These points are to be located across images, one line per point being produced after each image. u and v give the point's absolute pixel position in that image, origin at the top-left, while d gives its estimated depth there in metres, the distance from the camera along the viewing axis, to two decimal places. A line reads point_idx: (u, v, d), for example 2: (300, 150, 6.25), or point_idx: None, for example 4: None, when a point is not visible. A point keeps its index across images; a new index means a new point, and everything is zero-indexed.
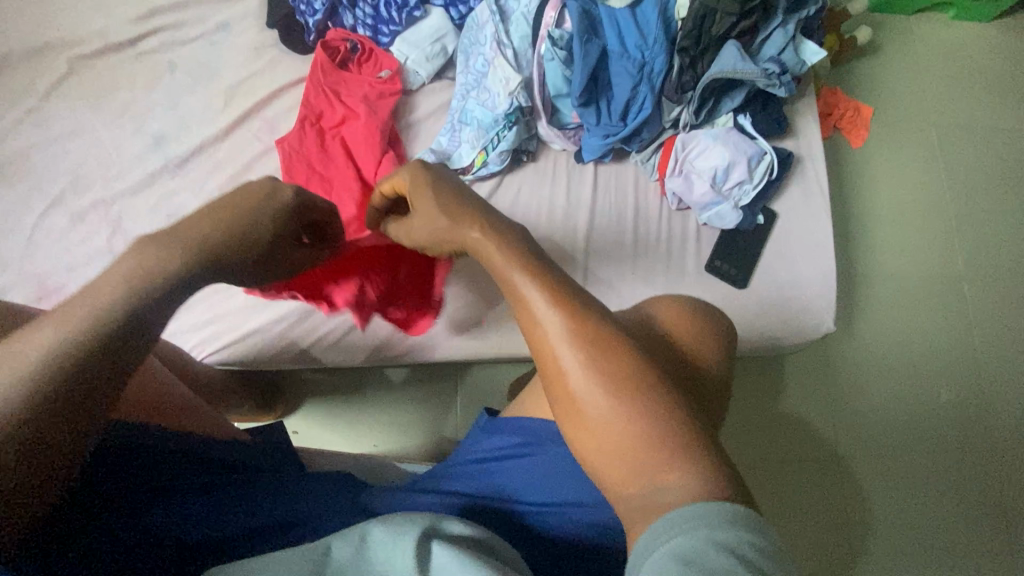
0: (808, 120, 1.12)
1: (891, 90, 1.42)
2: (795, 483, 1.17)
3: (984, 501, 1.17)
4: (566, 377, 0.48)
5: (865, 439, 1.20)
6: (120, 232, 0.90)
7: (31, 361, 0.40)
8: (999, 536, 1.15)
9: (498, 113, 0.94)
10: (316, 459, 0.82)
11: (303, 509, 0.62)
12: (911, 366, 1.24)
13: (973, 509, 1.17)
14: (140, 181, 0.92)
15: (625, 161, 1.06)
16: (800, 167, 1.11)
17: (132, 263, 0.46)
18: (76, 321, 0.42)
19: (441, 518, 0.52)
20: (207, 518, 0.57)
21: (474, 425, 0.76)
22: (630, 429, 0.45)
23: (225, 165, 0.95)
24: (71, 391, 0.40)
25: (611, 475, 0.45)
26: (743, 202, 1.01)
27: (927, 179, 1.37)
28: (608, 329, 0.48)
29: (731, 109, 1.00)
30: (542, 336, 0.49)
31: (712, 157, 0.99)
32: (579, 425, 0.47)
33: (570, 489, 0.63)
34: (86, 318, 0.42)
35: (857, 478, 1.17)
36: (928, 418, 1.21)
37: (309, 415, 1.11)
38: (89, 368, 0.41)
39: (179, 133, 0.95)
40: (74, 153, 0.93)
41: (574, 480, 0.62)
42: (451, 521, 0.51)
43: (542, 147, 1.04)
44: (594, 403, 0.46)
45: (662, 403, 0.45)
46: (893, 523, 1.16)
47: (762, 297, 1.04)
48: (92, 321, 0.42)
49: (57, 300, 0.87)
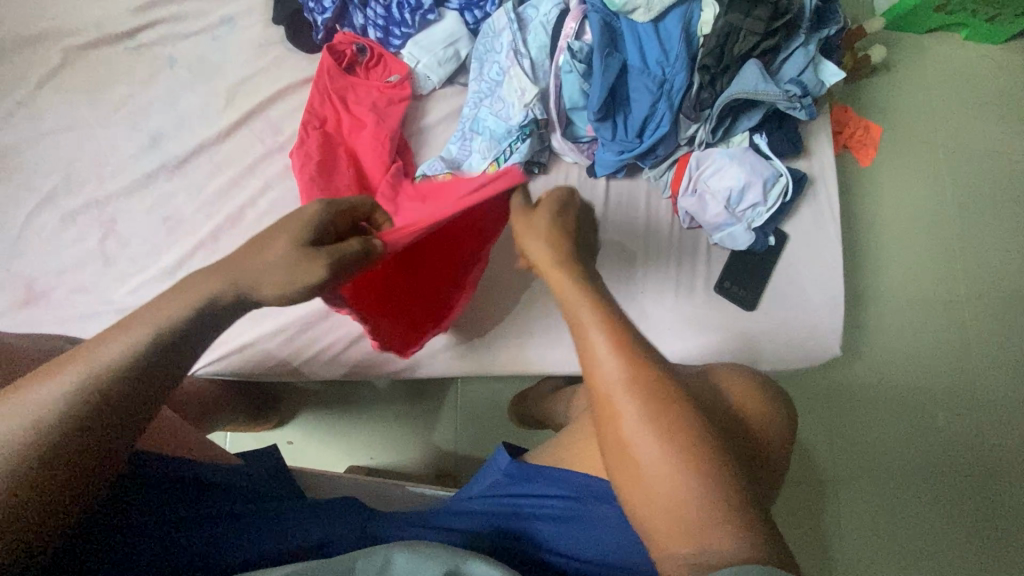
0: (823, 141, 1.11)
1: (902, 109, 1.41)
2: (800, 501, 1.19)
3: (981, 528, 1.17)
4: (623, 432, 0.51)
5: (862, 461, 1.21)
6: (114, 235, 0.86)
7: (101, 366, 0.46)
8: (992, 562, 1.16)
9: (512, 124, 0.91)
10: (314, 478, 0.80)
11: (321, 532, 0.63)
12: (912, 389, 1.24)
13: (968, 535, 1.17)
14: (136, 182, 0.88)
15: (637, 177, 1.04)
16: (813, 189, 1.09)
17: (174, 297, 0.51)
18: (135, 334, 0.48)
19: (464, 557, 0.53)
20: (238, 543, 0.59)
21: (490, 459, 0.74)
22: (683, 490, 0.48)
23: (225, 167, 0.91)
24: (129, 397, 0.47)
25: (663, 532, 0.48)
26: (756, 224, 0.99)
27: (933, 202, 1.37)
28: (667, 390, 0.52)
29: (747, 129, 0.99)
30: (605, 386, 0.53)
31: (727, 178, 0.97)
32: (632, 480, 0.50)
33: (604, 543, 0.63)
34: (145, 333, 0.48)
35: (853, 499, 1.19)
36: (926, 442, 1.22)
37: (306, 425, 1.08)
38: (145, 375, 0.48)
39: (177, 132, 0.91)
40: (66, 149, 0.88)
41: (610, 535, 0.63)
42: (473, 563, 0.53)
43: (554, 159, 1.01)
44: (650, 461, 0.49)
45: (715, 468, 0.49)
46: (886, 545, 1.16)
47: (770, 319, 1.03)
48: (149, 336, 0.48)
49: (46, 305, 0.83)
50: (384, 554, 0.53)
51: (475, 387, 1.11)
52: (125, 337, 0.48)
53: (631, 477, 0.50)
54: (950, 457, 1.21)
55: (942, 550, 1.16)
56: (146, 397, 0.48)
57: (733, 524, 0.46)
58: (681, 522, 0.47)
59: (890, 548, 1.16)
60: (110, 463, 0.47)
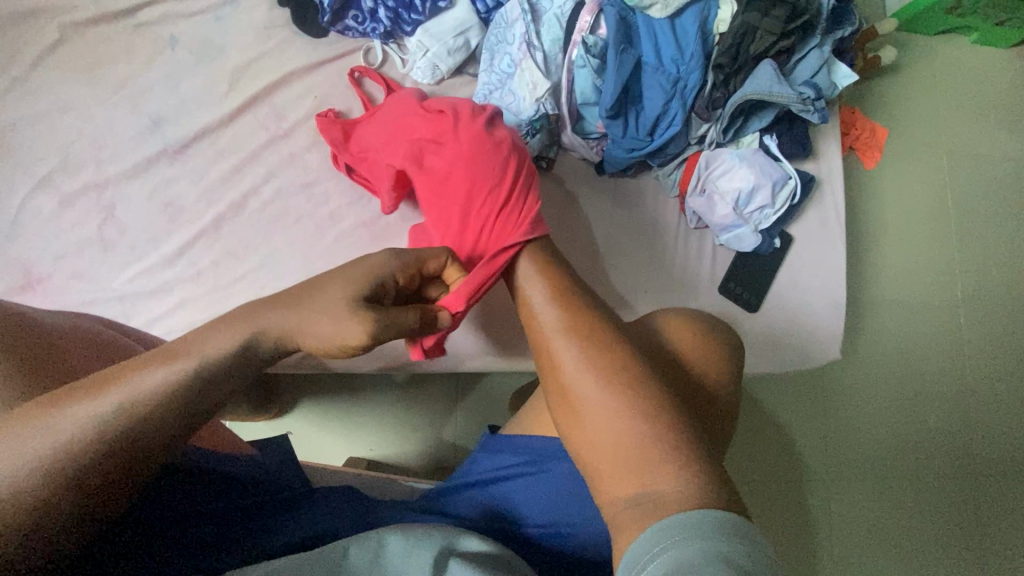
0: (831, 143, 1.10)
1: (909, 112, 1.41)
2: (772, 489, 1.21)
3: (964, 529, 1.20)
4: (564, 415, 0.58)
5: (849, 459, 1.23)
6: (113, 220, 0.85)
7: (149, 393, 0.46)
8: (975, 561, 1.19)
9: (521, 118, 0.90)
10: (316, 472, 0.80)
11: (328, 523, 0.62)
12: (902, 390, 1.26)
13: (952, 534, 1.20)
14: (136, 166, 0.86)
15: (645, 175, 1.03)
16: (820, 191, 1.09)
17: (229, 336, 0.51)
18: (181, 361, 0.48)
19: (457, 535, 0.54)
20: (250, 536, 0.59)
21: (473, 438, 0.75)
22: (623, 440, 0.55)
23: (228, 154, 0.89)
24: (172, 419, 0.47)
25: (614, 483, 0.54)
26: (762, 225, 0.99)
27: (936, 206, 1.37)
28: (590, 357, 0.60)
29: (757, 130, 0.98)
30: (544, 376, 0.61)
31: (736, 179, 0.97)
32: (583, 447, 0.57)
33: (569, 509, 0.65)
34: (191, 359, 0.49)
35: (831, 492, 1.21)
36: (912, 442, 1.24)
37: (305, 415, 1.07)
38: (191, 401, 0.48)
39: (179, 116, 0.89)
40: (63, 131, 0.86)
41: (576, 500, 0.65)
42: (466, 538, 0.54)
43: (562, 154, 1.00)
44: (589, 428, 0.56)
45: (644, 412, 0.55)
46: (871, 542, 1.19)
47: (772, 321, 1.03)
48: (196, 363, 0.49)
49: (44, 291, 0.82)
50: (377, 537, 0.52)
51: (476, 381, 1.10)
52: (179, 365, 0.48)
53: (574, 424, 0.58)
54: (938, 460, 1.23)
55: (926, 550, 1.19)
56: (186, 424, 0.48)
57: (659, 458, 0.52)
58: (615, 460, 0.54)
59: (875, 547, 1.19)
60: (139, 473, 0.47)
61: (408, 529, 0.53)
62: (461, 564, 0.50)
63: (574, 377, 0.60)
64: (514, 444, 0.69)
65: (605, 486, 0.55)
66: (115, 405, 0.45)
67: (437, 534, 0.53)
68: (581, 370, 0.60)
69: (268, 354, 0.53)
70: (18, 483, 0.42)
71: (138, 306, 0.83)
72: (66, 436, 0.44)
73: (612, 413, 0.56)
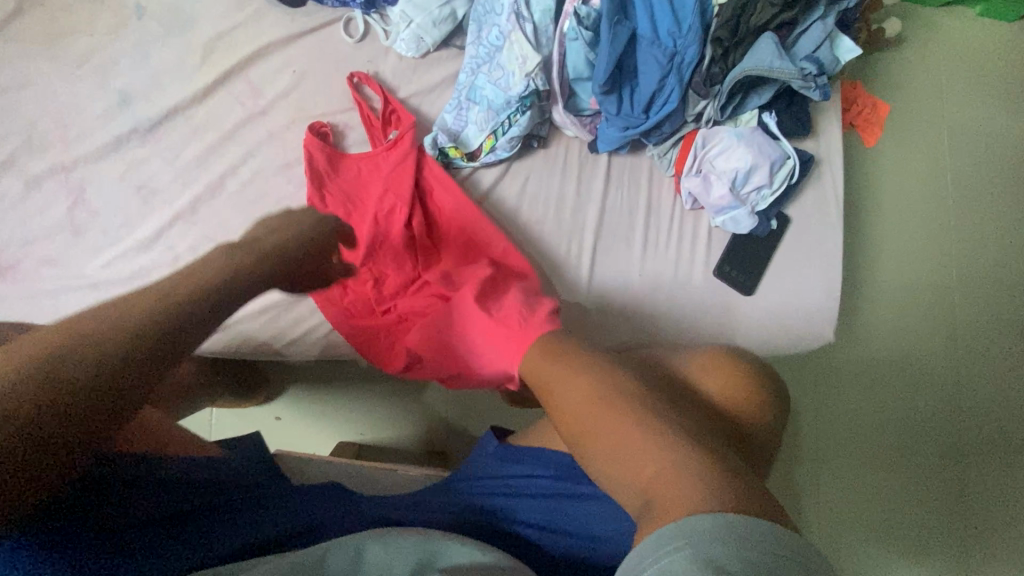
0: (831, 121, 1.07)
1: (911, 87, 1.37)
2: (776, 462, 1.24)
3: (957, 511, 1.20)
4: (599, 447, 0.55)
5: (841, 440, 1.24)
6: (83, 203, 0.81)
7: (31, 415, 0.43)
8: (968, 541, 1.19)
9: (511, 94, 0.86)
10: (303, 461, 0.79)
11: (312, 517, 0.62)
12: (896, 372, 1.26)
13: (944, 515, 1.20)
14: (104, 145, 0.82)
15: (641, 154, 0.99)
16: (818, 170, 1.06)
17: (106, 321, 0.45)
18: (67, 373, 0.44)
19: (437, 543, 0.54)
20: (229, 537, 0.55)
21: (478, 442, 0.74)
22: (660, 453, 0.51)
23: (203, 132, 0.85)
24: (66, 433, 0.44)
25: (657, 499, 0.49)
26: (759, 206, 0.96)
27: (935, 184, 1.35)
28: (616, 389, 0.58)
29: (757, 107, 0.94)
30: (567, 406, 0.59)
31: (733, 158, 0.94)
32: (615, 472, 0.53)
33: (597, 522, 0.64)
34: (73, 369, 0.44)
35: (823, 469, 1.24)
36: (906, 424, 1.25)
37: (294, 401, 1.06)
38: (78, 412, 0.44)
39: (148, 91, 0.84)
40: (25, 108, 0.81)
41: (603, 512, 0.63)
42: (447, 548, 0.54)
43: (554, 132, 0.96)
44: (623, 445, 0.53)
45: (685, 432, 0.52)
46: (862, 524, 1.21)
47: (766, 304, 1.02)
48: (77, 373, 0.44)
49: (13, 277, 0.79)
50: (355, 546, 0.52)
51: None
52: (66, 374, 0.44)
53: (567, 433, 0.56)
54: (928, 443, 1.23)
55: (911, 530, 1.20)
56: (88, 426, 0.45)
57: (652, 441, 0.49)
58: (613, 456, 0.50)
59: (860, 527, 1.21)
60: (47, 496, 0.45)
61: (385, 538, 0.53)
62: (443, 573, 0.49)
63: (561, 391, 0.59)
64: (529, 455, 0.68)
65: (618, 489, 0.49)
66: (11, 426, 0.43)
67: (417, 544, 0.53)
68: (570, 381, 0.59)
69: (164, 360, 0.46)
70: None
71: (113, 293, 0.80)
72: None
73: (603, 412, 0.54)
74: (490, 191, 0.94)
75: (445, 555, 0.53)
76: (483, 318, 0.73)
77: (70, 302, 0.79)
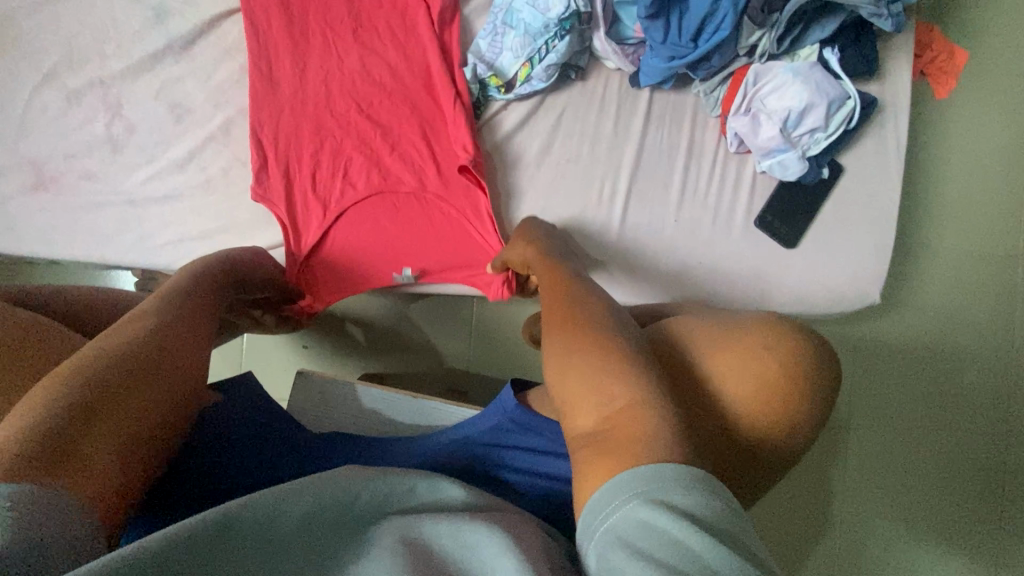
0: (901, 61, 0.97)
1: (997, 34, 1.22)
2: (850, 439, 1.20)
3: (992, 483, 1.18)
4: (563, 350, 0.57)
5: (886, 422, 1.21)
6: (121, 119, 0.81)
7: (127, 333, 0.57)
8: (994, 507, 1.17)
9: (550, 17, 0.82)
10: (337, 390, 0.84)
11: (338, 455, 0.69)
12: (945, 345, 1.21)
13: (977, 480, 1.19)
14: (140, 63, 0.81)
15: (686, 90, 0.93)
16: (881, 117, 0.98)
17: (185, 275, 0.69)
18: (137, 324, 0.59)
19: (414, 519, 0.48)
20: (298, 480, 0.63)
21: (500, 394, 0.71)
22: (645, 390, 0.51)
23: (237, 53, 0.84)
24: (135, 348, 0.56)
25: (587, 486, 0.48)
26: (811, 152, 0.89)
27: (1009, 142, 1.23)
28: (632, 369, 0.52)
29: (818, 40, 0.87)
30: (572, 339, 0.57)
31: (787, 97, 0.86)
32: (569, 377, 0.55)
33: None
34: (135, 331, 0.58)
35: (868, 446, 1.20)
36: (952, 390, 1.20)
37: (317, 335, 1.08)
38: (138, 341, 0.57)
39: (182, 7, 0.82)
40: (64, 21, 0.80)
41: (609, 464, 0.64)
42: (447, 484, 0.54)
43: (594, 63, 0.91)
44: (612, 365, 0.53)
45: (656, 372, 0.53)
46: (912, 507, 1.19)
47: (809, 259, 0.97)
48: (138, 323, 0.59)
49: (55, 192, 0.81)
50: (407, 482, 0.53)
51: (492, 309, 1.06)
52: (105, 348, 0.54)
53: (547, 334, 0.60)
54: (936, 419, 1.20)
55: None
56: (112, 368, 0.52)
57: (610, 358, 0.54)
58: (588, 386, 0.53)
59: (872, 487, 1.20)
60: (158, 436, 0.55)
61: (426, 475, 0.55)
62: (424, 525, 0.47)
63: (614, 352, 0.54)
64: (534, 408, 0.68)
65: (572, 404, 0.54)
66: (134, 327, 0.58)
67: (398, 525, 0.47)
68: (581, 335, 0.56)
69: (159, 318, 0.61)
70: (109, 463, 0.48)
71: (147, 211, 0.82)
72: (100, 354, 0.53)
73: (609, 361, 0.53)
74: (522, 126, 0.90)
75: (438, 493, 0.53)
76: (353, 80, 0.86)
77: (109, 218, 0.82)
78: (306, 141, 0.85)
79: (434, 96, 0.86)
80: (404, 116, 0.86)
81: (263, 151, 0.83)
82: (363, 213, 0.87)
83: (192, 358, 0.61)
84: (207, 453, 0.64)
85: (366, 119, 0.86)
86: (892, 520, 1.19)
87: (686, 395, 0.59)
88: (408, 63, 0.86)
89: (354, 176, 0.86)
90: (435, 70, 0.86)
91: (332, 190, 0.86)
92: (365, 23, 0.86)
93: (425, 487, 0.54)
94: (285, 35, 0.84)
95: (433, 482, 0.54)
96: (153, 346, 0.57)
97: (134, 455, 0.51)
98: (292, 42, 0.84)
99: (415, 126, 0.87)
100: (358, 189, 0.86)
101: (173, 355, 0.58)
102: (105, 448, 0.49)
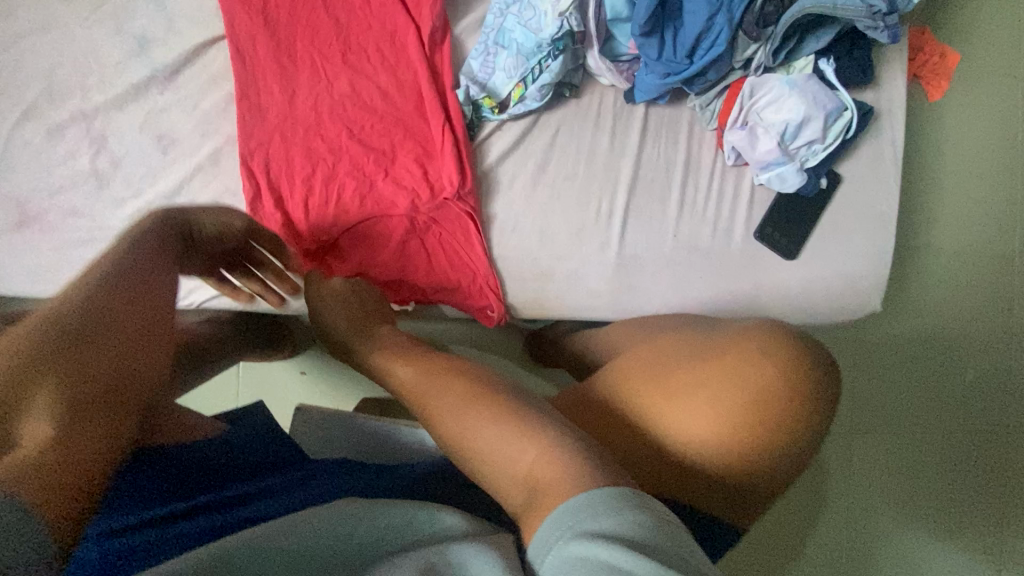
0: (895, 68, 0.97)
1: (988, 35, 1.22)
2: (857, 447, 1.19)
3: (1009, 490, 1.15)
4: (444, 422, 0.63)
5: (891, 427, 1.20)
6: (106, 152, 0.79)
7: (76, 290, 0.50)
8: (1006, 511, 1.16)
9: (542, 37, 0.81)
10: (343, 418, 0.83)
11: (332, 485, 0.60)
12: (947, 347, 1.20)
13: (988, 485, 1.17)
14: (123, 94, 0.79)
15: (681, 104, 0.93)
16: (877, 124, 0.97)
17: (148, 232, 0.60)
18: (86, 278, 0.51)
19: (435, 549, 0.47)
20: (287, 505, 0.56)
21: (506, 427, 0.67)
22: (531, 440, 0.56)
23: (224, 80, 0.82)
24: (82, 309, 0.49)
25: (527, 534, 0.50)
26: (810, 163, 0.88)
27: (1003, 142, 1.22)
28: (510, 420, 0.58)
29: (813, 52, 0.86)
30: (441, 409, 0.63)
31: (784, 109, 0.85)
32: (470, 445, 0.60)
33: None
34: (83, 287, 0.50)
35: (874, 452, 1.19)
36: (957, 393, 1.19)
37: (316, 361, 1.06)
38: (87, 297, 0.50)
39: (166, 36, 0.80)
40: (45, 54, 0.79)
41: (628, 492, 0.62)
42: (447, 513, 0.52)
43: (587, 80, 0.90)
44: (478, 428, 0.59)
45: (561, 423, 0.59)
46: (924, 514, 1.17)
47: (811, 270, 0.96)
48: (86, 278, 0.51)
49: (39, 229, 0.79)
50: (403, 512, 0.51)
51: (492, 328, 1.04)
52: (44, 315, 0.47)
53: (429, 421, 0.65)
54: (942, 422, 1.19)
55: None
56: (57, 337, 0.46)
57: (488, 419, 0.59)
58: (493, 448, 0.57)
59: (881, 492, 1.18)
60: (122, 405, 0.48)
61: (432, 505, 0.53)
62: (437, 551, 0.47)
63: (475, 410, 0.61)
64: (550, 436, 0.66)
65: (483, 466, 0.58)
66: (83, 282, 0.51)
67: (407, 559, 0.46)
68: (468, 398, 0.63)
69: (113, 264, 0.54)
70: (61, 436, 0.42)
71: None
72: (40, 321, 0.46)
73: (488, 425, 0.59)
74: (518, 145, 0.89)
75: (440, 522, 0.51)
76: (345, 109, 0.84)
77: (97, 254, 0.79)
78: (300, 172, 0.83)
79: (429, 122, 0.85)
80: (399, 144, 0.85)
81: (257, 183, 0.82)
82: (363, 244, 0.86)
83: (155, 306, 0.55)
84: (199, 481, 0.60)
85: (361, 148, 0.84)
86: (904, 526, 1.17)
87: (681, 405, 0.62)
88: (401, 90, 0.85)
89: (349, 206, 0.84)
90: (427, 97, 0.84)
91: (328, 222, 0.84)
92: (355, 50, 0.84)
93: (425, 518, 0.51)
94: (274, 66, 0.82)
95: (432, 511, 0.52)
96: (101, 299, 0.50)
97: (95, 426, 0.45)
98: (281, 72, 0.82)
99: (410, 154, 0.85)
100: (354, 220, 0.84)
101: (125, 314, 0.51)
102: (47, 426, 0.42)
